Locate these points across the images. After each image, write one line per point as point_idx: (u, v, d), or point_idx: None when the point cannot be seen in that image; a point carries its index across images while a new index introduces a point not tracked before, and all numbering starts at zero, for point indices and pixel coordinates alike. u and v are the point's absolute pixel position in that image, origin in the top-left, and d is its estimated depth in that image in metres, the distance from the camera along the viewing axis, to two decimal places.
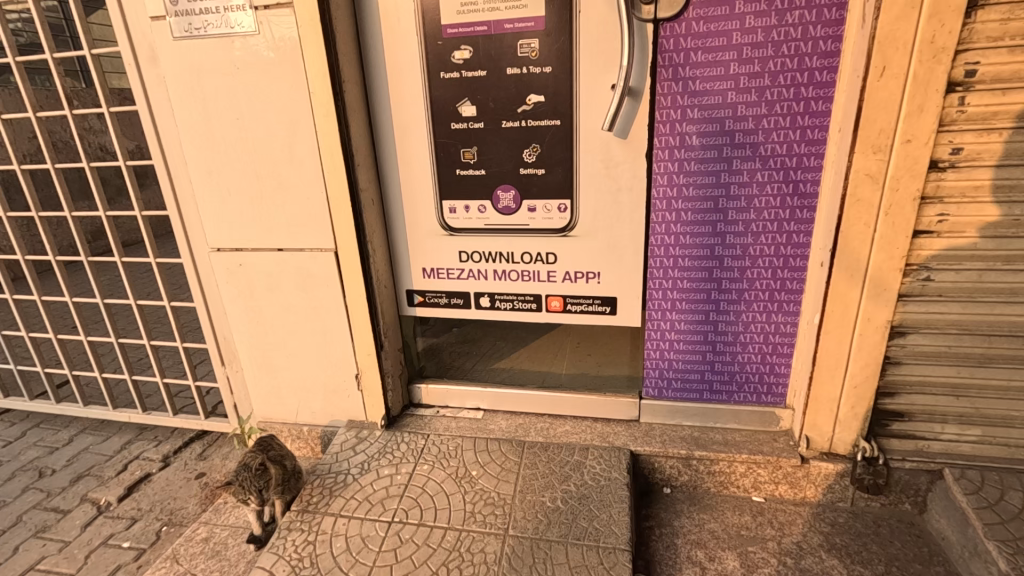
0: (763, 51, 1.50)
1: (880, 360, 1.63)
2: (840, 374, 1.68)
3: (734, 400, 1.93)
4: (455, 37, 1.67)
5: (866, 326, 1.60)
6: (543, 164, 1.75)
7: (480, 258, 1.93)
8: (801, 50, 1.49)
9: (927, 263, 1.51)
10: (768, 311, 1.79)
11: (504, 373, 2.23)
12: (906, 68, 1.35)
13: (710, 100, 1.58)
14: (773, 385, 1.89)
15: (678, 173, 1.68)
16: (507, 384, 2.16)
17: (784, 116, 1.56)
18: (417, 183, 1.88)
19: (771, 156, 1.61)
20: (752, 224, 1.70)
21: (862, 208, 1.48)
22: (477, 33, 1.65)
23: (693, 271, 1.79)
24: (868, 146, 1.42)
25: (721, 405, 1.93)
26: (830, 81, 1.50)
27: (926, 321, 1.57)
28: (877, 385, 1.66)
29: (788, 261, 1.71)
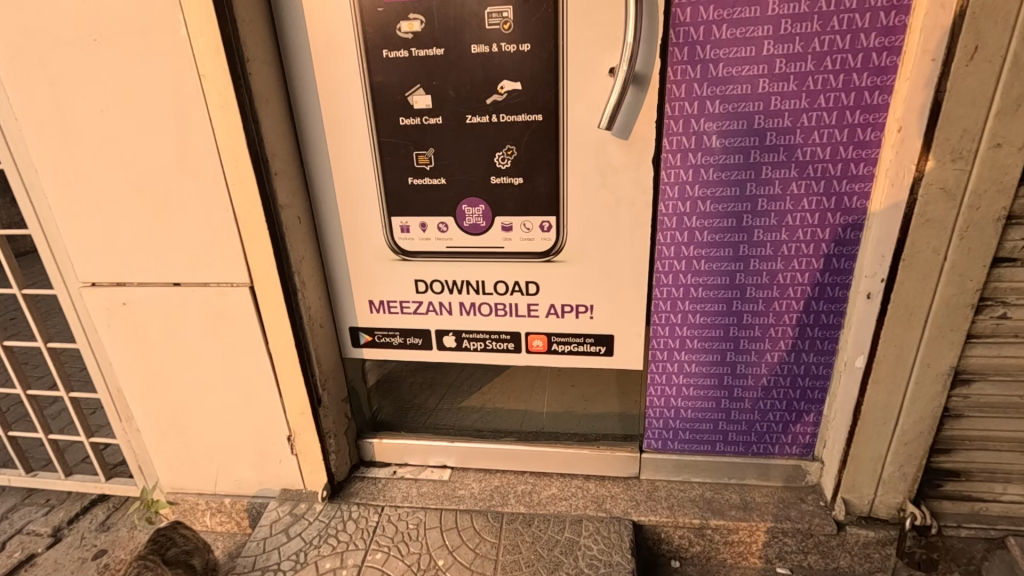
0: (807, 25, 1.14)
1: (938, 413, 1.33)
2: (889, 427, 1.37)
3: (752, 452, 1.61)
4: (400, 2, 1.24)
5: (924, 373, 1.30)
6: (520, 172, 1.36)
7: (442, 288, 1.53)
8: (856, 25, 1.12)
9: (1004, 297, 1.21)
10: (797, 350, 1.46)
11: (475, 415, 1.86)
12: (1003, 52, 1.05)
13: (736, 89, 1.22)
14: (799, 435, 1.57)
15: (693, 183, 1.32)
16: (477, 433, 1.81)
17: (830, 111, 1.20)
18: (356, 195, 1.45)
19: (810, 162, 1.25)
20: (782, 246, 1.35)
21: (931, 228, 1.18)
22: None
23: (708, 303, 1.44)
24: (941, 151, 1.13)
25: (737, 458, 1.61)
26: (891, 65, 1.15)
27: (996, 366, 1.28)
28: (931, 442, 1.37)
29: (824, 291, 1.38)
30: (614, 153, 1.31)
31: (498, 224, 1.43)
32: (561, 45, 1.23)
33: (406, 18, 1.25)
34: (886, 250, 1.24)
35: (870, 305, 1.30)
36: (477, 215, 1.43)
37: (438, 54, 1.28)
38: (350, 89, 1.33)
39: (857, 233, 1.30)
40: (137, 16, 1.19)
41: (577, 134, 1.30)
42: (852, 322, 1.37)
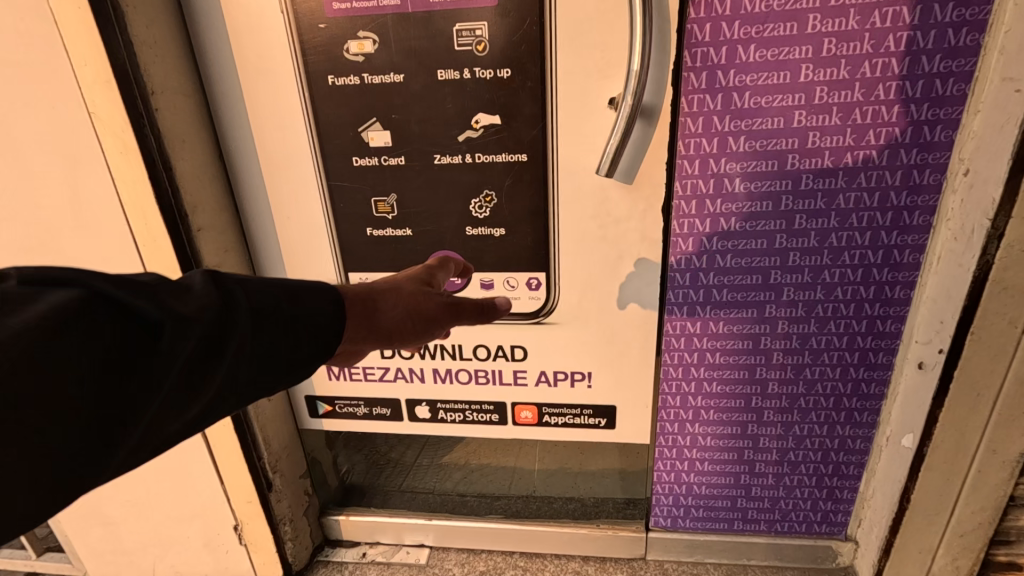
0: (856, 46, 0.92)
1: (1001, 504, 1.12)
2: (941, 518, 1.16)
3: (774, 531, 1.40)
4: (348, 18, 0.99)
5: (989, 459, 1.08)
6: (501, 222, 1.12)
7: (412, 353, 1.29)
8: (916, 46, 0.91)
9: None
10: (831, 423, 1.24)
11: (458, 474, 1.60)
12: None
13: (766, 123, 0.99)
14: (830, 514, 1.36)
15: (711, 234, 1.08)
16: (464, 496, 1.59)
17: (880, 150, 0.98)
18: (304, 247, 1.20)
19: (853, 210, 1.03)
20: (817, 306, 1.13)
21: (1010, 298, 0.96)
22: (386, 12, 0.98)
23: (726, 370, 1.21)
24: None
25: (758, 538, 1.40)
26: (959, 96, 0.93)
27: None
28: (990, 535, 1.15)
29: (866, 357, 1.16)
30: (615, 200, 1.08)
31: (477, 281, 1.19)
32: (549, 71, 0.99)
33: (354, 38, 1.01)
34: (951, 318, 1.02)
35: (926, 377, 1.08)
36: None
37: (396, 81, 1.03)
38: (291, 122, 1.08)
39: (907, 292, 1.09)
40: (4, 36, 0.92)
41: (571, 178, 1.07)
42: (897, 394, 1.16)
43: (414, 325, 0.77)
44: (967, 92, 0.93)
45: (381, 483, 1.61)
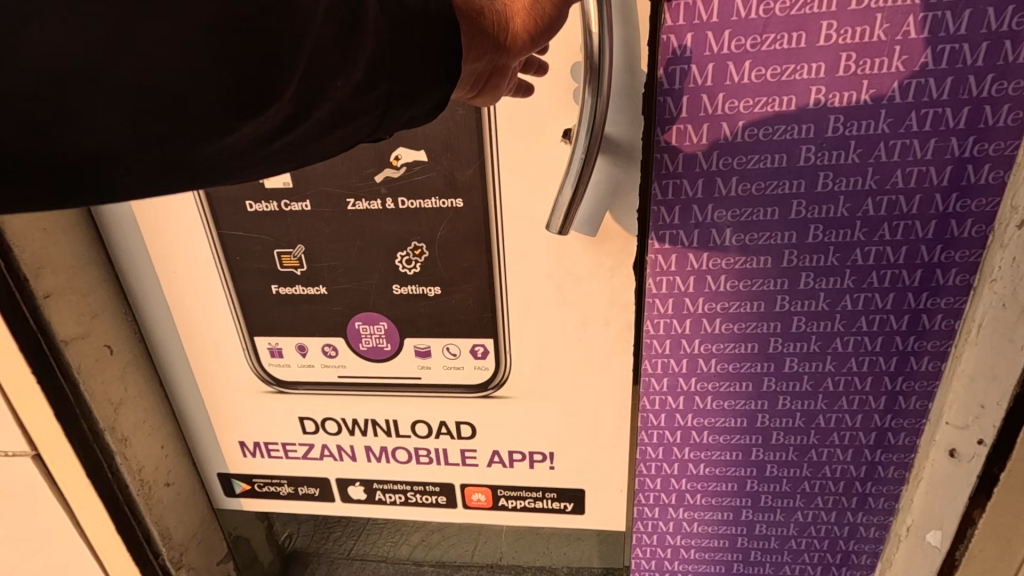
0: (882, 63, 0.70)
1: None
2: None
3: None
4: None
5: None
6: (436, 280, 0.90)
7: (339, 429, 1.07)
8: (961, 62, 0.69)
9: None
10: (841, 510, 0.98)
11: (419, 536, 1.27)
12: None
13: (766, 160, 0.76)
14: None
15: (694, 294, 0.85)
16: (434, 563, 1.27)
17: (909, 194, 0.76)
18: (199, 307, 0.97)
19: (873, 266, 0.81)
20: (829, 377, 0.89)
21: None
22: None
23: (715, 452, 0.96)
24: None
25: None
26: (1016, 126, 0.72)
27: None
28: None
29: (885, 437, 0.92)
30: (575, 255, 0.86)
31: (410, 348, 0.97)
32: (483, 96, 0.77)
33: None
34: (996, 401, 0.78)
35: (961, 470, 0.84)
36: (378, 337, 0.97)
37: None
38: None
39: (937, 364, 0.86)
40: None
41: (518, 228, 0.85)
42: (922, 481, 0.91)
43: (553, 21, 0.61)
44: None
45: (328, 547, 1.30)
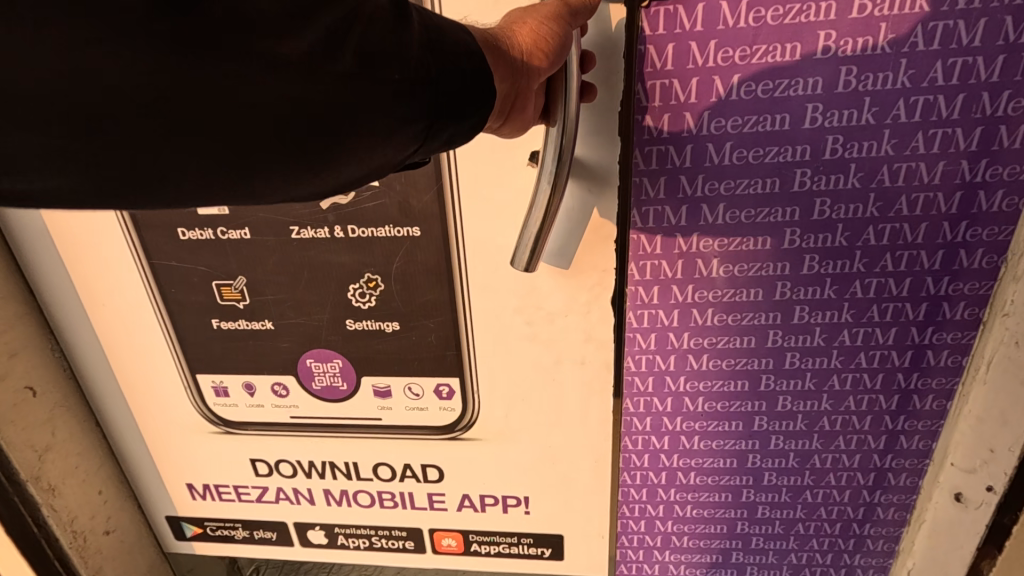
0: (886, 78, 0.64)
1: None
2: None
3: None
4: None
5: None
6: (394, 315, 0.81)
7: (295, 472, 0.98)
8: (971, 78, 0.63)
9: None
10: (837, 551, 0.94)
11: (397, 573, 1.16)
12: None
13: (760, 182, 0.70)
14: None
15: (679, 330, 0.79)
16: None
17: (916, 222, 0.71)
18: (134, 341, 0.88)
19: (874, 300, 0.75)
20: (824, 416, 0.84)
21: None
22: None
23: (703, 493, 0.91)
24: None
25: None
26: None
27: None
28: None
29: (884, 477, 0.87)
30: (545, 289, 0.77)
31: (368, 387, 0.88)
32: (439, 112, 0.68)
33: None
34: (1006, 447, 0.78)
35: (968, 513, 0.83)
36: (332, 376, 0.88)
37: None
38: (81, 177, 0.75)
39: (942, 403, 0.81)
40: None
41: (483, 256, 0.76)
42: (924, 525, 0.87)
43: (564, 33, 0.57)
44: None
45: None
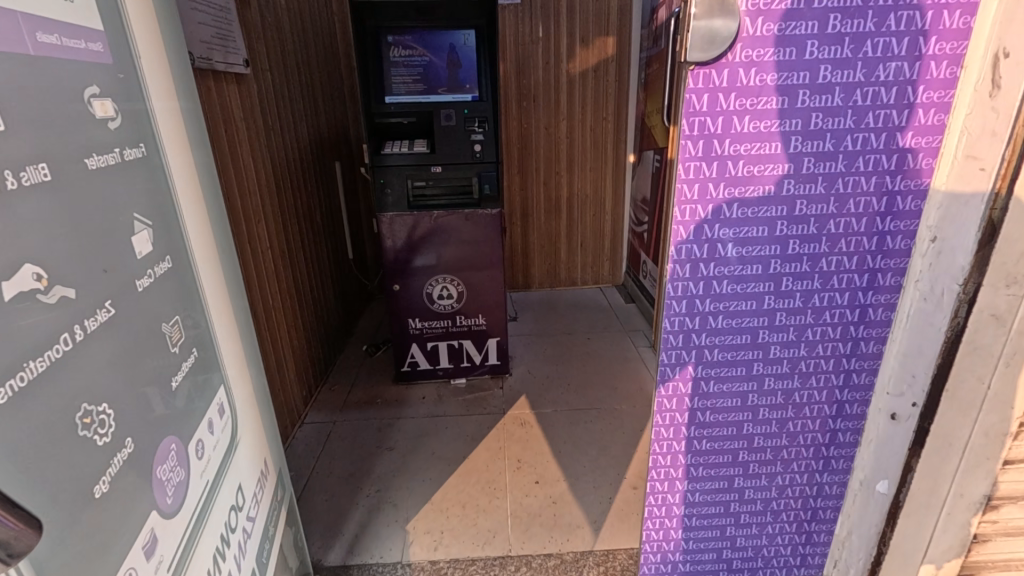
0: (797, 158, 0.96)
1: (967, 541, 1.15)
2: (918, 562, 1.18)
3: None
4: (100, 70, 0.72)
5: (981, 447, 1.05)
6: (51, 480, 0.58)
7: (231, 526, 0.96)
8: (872, 156, 0.96)
9: None
10: (819, 445, 1.21)
11: None
12: (974, 77, 0.89)
13: (757, 191, 0.98)
14: (807, 556, 1.35)
15: (712, 222, 1.00)
16: None
17: (860, 216, 1.01)
18: (219, 323, 1.00)
19: (835, 269, 1.05)
20: (808, 330, 1.10)
21: (925, 331, 1.04)
22: None
23: (724, 371, 1.13)
24: (994, 275, 0.94)
25: None
26: (955, 42, 0.89)
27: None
28: (958, 569, 1.18)
29: (849, 377, 1.14)
30: None
31: (150, 526, 0.74)
32: None
33: (92, 97, 0.69)
34: (908, 316, 1.06)
35: (933, 309, 1.02)
36: (167, 482, 0.78)
37: (52, 173, 0.62)
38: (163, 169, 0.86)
39: (889, 313, 1.09)
40: None
41: None
42: (887, 374, 1.12)
43: None
44: (933, 165, 0.97)
45: None
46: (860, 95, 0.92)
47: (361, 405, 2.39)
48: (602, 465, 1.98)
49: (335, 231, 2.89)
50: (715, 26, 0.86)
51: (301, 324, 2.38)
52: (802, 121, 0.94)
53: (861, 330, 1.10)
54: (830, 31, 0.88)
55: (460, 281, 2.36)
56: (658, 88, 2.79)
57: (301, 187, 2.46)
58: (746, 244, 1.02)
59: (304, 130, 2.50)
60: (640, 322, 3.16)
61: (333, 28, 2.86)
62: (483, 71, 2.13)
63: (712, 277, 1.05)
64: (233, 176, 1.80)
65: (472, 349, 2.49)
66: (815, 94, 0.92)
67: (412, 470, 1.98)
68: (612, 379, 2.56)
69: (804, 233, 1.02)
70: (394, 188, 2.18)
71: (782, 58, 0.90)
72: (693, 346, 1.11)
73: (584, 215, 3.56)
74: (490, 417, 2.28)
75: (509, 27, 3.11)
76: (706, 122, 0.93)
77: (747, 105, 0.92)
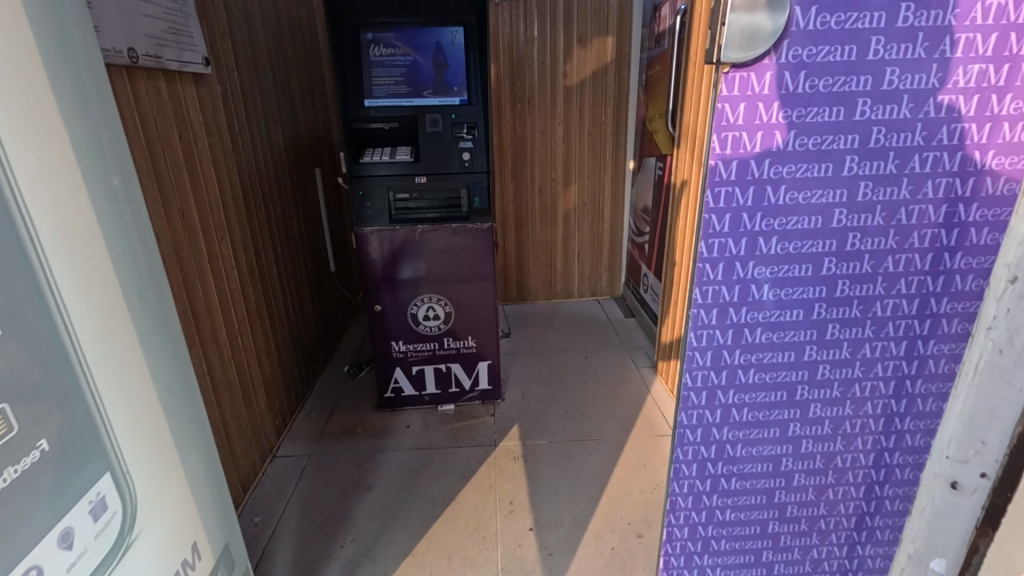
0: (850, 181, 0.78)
1: None
2: None
3: None
4: None
5: None
6: None
7: None
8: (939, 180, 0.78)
9: None
10: (862, 513, 1.03)
11: None
12: None
13: (800, 222, 0.80)
14: None
15: (746, 258, 0.81)
16: None
17: (923, 252, 0.83)
18: (136, 384, 0.80)
19: (890, 317, 0.87)
20: (855, 384, 0.92)
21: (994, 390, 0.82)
22: None
23: (754, 432, 0.94)
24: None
25: None
26: None
27: None
28: None
29: (899, 438, 0.97)
30: None
31: None
32: None
33: None
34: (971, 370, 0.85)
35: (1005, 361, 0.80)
36: None
37: None
38: (38, 182, 0.65)
39: (951, 365, 0.91)
40: None
41: None
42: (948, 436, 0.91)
43: None
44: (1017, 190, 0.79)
45: None
46: (931, 106, 0.74)
47: (341, 435, 2.20)
48: (604, 510, 1.79)
49: (314, 244, 2.69)
50: (760, 13, 0.67)
51: (275, 345, 2.18)
52: (860, 136, 0.76)
53: (918, 385, 0.92)
54: (900, 26, 0.70)
55: (448, 301, 2.17)
56: (661, 93, 2.61)
57: (276, 196, 2.26)
58: (785, 284, 0.84)
59: (280, 135, 2.30)
60: (641, 339, 2.98)
61: (315, 25, 2.66)
62: (472, 71, 1.95)
63: (743, 324, 0.86)
64: (186, 191, 1.59)
65: (461, 373, 2.31)
66: (878, 104, 0.74)
67: (396, 515, 1.79)
68: (612, 404, 2.37)
69: (855, 272, 0.83)
70: (374, 200, 1.98)
71: (838, 58, 0.71)
72: (718, 405, 0.92)
73: (581, 223, 3.38)
74: (480, 450, 2.09)
75: (503, 25, 2.92)
76: (742, 138, 0.75)
77: (794, 117, 0.74)
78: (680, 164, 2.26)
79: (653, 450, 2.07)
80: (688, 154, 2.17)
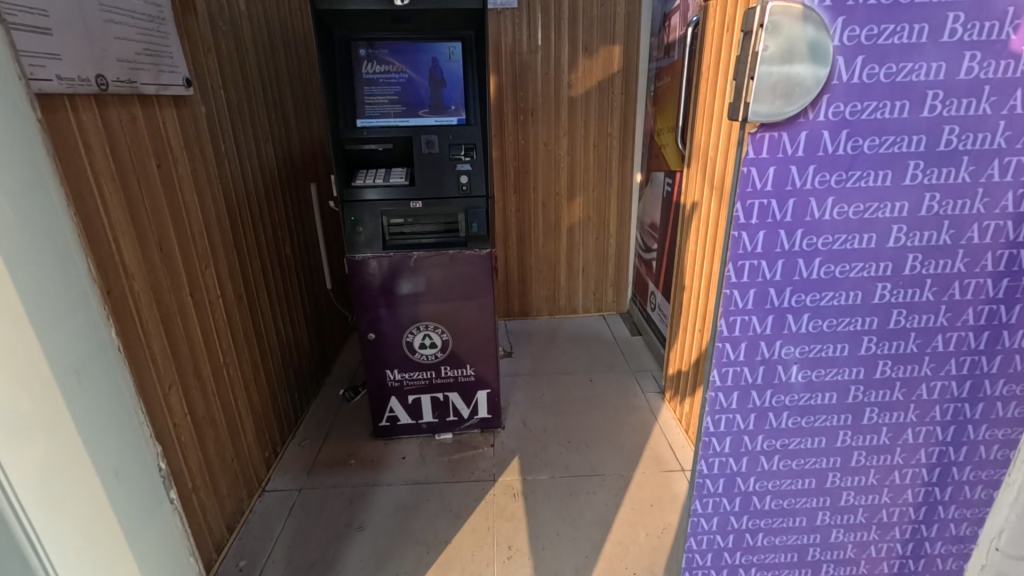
0: (896, 256, 0.72)
1: None
2: None
3: None
4: None
5: None
6: None
7: None
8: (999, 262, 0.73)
9: None
10: None
11: None
12: None
13: (840, 295, 0.74)
14: None
15: (777, 332, 0.76)
16: None
17: (976, 332, 0.76)
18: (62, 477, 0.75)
19: (937, 400, 0.80)
20: (895, 471, 0.84)
21: None
22: None
23: (778, 521, 0.86)
24: None
25: None
26: None
27: None
28: None
29: (943, 530, 0.89)
30: None
31: None
32: None
33: None
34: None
35: None
36: None
37: None
38: None
39: (1005, 452, 0.83)
40: None
41: None
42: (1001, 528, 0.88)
43: None
44: None
45: None
46: (992, 171, 0.69)
47: (333, 466, 2.11)
48: (608, 557, 1.69)
49: (309, 263, 2.60)
50: (797, 70, 0.64)
51: (264, 375, 2.09)
52: (909, 203, 0.71)
53: (966, 474, 0.85)
54: (963, 77, 0.65)
55: (445, 329, 2.07)
56: (670, 106, 2.50)
57: (267, 219, 2.17)
58: (819, 361, 0.77)
59: (271, 154, 2.21)
60: (648, 360, 2.86)
61: (310, 37, 2.57)
62: (471, 90, 1.84)
63: (771, 404, 0.79)
64: (164, 221, 1.50)
65: (459, 402, 2.21)
66: (927, 170, 0.69)
67: (387, 560, 1.69)
68: (616, 435, 2.27)
69: (899, 351, 0.77)
70: (366, 226, 1.88)
71: (886, 117, 0.67)
72: (738, 491, 0.83)
73: (586, 237, 3.27)
74: (478, 486, 1.99)
75: (505, 34, 2.81)
76: (773, 205, 0.70)
77: (833, 182, 0.69)
78: (690, 184, 2.15)
79: (661, 488, 1.96)
80: (699, 174, 2.06)
